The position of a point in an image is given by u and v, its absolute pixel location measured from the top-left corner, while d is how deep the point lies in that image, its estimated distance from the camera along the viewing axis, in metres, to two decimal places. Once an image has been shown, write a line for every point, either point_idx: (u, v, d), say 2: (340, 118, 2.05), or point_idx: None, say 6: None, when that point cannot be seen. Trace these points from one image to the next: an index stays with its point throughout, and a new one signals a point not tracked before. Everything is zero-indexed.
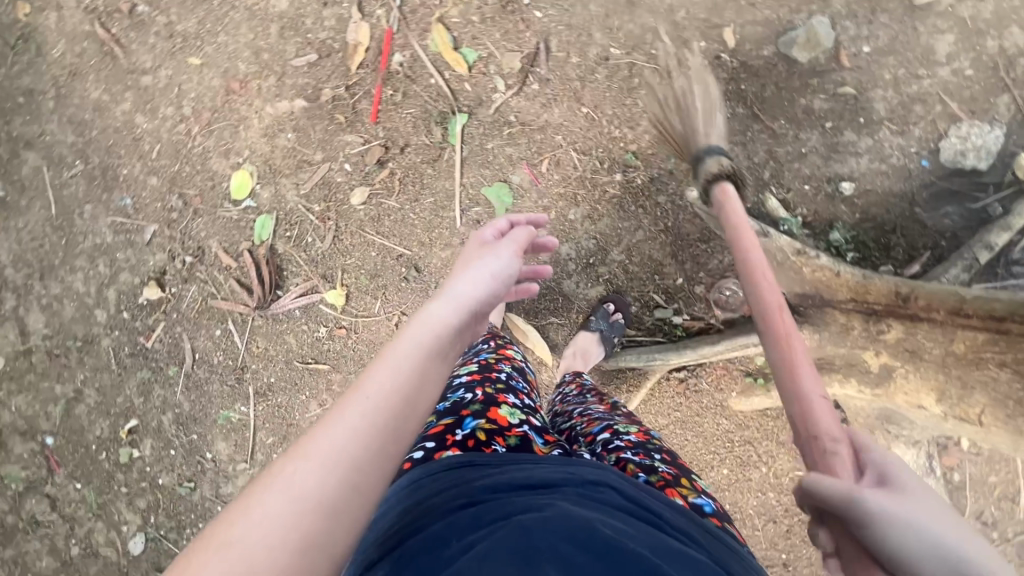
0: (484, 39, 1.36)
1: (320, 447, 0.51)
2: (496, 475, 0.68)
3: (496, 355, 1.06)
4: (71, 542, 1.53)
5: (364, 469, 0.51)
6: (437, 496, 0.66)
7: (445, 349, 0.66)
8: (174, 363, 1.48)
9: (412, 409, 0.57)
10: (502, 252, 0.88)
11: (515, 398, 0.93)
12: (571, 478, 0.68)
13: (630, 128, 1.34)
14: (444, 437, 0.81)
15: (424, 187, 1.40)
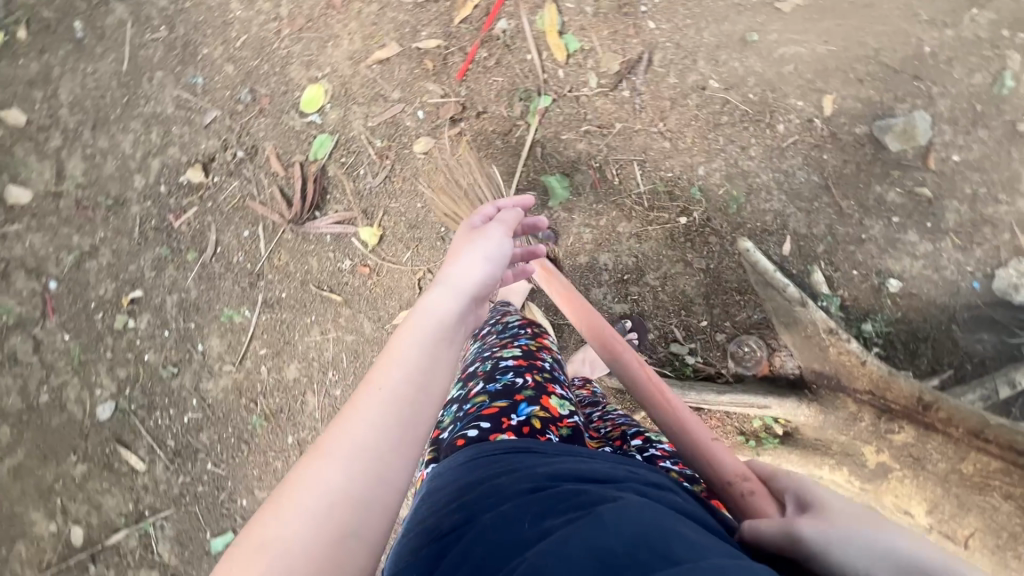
0: (592, 32, 1.35)
1: (340, 447, 0.60)
2: (557, 465, 0.72)
3: (537, 342, 1.08)
4: (42, 389, 1.53)
5: (383, 460, 0.60)
6: (499, 477, 0.70)
7: (446, 340, 0.75)
8: (194, 249, 1.47)
9: (420, 402, 0.66)
10: (493, 230, 0.95)
11: (562, 389, 0.97)
12: (634, 479, 0.71)
13: (705, 162, 1.33)
14: (500, 420, 0.84)
15: (487, 156, 1.39)
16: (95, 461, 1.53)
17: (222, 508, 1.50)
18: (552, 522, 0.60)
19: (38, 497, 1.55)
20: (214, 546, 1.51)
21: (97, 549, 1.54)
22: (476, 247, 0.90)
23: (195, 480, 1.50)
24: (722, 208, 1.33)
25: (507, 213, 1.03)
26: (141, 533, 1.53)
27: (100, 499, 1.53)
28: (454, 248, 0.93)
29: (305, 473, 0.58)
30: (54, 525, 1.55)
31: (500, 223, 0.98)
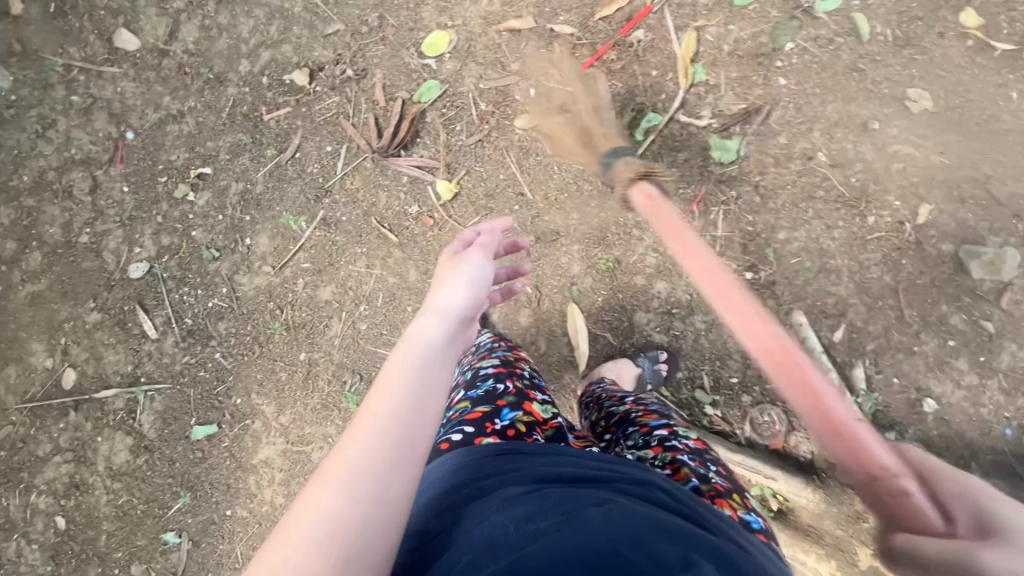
0: (723, 70, 1.34)
1: (339, 472, 0.59)
2: (547, 466, 0.73)
3: (516, 353, 1.11)
4: (85, 230, 1.54)
5: (386, 481, 0.60)
6: (489, 479, 0.71)
7: (437, 367, 0.74)
8: (274, 146, 1.47)
9: (417, 415, 0.67)
10: (473, 255, 0.93)
11: (542, 394, 0.98)
12: (625, 477, 0.72)
13: (788, 228, 1.33)
14: (484, 425, 0.86)
15: (582, 153, 1.39)
16: (110, 315, 1.53)
17: (216, 399, 1.50)
18: (536, 523, 0.61)
19: (44, 330, 1.56)
20: (195, 434, 1.51)
21: (83, 398, 1.55)
22: (457, 273, 0.90)
23: (199, 364, 1.50)
24: (789, 277, 1.33)
25: (488, 237, 1.01)
26: (130, 397, 1.53)
27: (102, 352, 1.54)
28: (436, 278, 0.90)
29: (309, 504, 0.57)
30: (51, 362, 1.56)
31: (479, 247, 0.96)
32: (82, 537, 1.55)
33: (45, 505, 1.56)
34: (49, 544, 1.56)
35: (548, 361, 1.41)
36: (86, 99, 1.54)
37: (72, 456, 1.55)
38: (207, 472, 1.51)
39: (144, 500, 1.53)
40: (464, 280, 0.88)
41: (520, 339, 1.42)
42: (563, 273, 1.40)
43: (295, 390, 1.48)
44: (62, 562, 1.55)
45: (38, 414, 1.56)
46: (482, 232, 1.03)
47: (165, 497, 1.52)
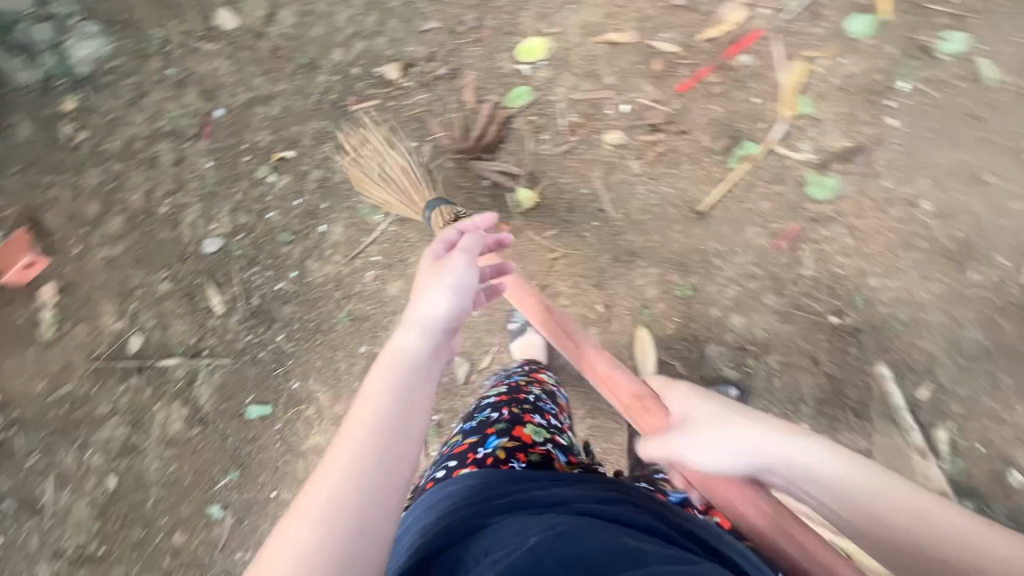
0: (829, 104, 1.29)
1: (317, 507, 0.59)
2: (513, 496, 0.79)
3: (529, 378, 1.18)
4: (166, 200, 1.57)
5: (365, 505, 0.61)
6: (464, 512, 0.78)
7: (419, 385, 0.72)
8: (359, 137, 1.48)
9: (397, 439, 0.66)
10: (456, 259, 0.88)
11: (538, 418, 1.04)
12: (589, 497, 0.79)
13: (880, 275, 1.27)
14: (466, 455, 0.95)
15: (670, 175, 1.35)
16: (180, 286, 1.56)
17: (274, 381, 1.52)
18: (495, 555, 0.67)
19: (117, 293, 1.59)
20: (249, 413, 1.53)
21: (146, 364, 1.58)
22: (439, 280, 0.84)
23: (261, 344, 1.52)
24: (876, 326, 1.27)
25: (470, 239, 0.94)
26: (191, 368, 1.56)
27: (169, 321, 1.57)
28: (415, 287, 0.85)
29: (287, 539, 0.58)
30: (119, 325, 1.59)
31: (463, 250, 0.90)
32: (130, 499, 1.58)
33: (98, 464, 1.60)
34: (98, 501, 1.60)
35: None
36: (181, 73, 1.57)
37: (129, 418, 1.59)
38: (258, 451, 1.53)
39: (193, 471, 1.56)
40: (443, 295, 0.83)
41: None
42: (636, 296, 1.37)
43: (353, 382, 1.49)
44: (109, 520, 1.59)
45: (102, 374, 1.60)
46: (464, 232, 0.97)
47: (213, 471, 1.55)
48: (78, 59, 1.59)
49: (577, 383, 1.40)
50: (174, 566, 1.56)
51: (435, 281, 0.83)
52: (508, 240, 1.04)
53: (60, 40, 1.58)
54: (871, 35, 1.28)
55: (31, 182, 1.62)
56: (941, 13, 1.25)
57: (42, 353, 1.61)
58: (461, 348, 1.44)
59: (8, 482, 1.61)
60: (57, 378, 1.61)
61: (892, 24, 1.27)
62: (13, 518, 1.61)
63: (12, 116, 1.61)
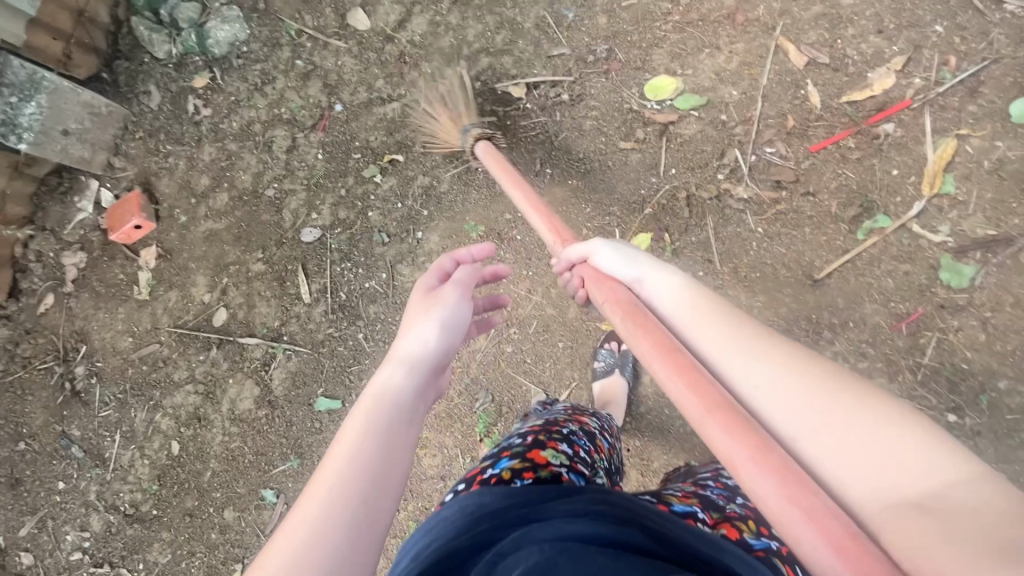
0: (977, 187, 1.21)
1: (288, 549, 0.55)
2: (505, 516, 0.65)
3: (568, 416, 1.04)
4: (273, 184, 1.62)
5: (341, 551, 0.55)
6: (450, 530, 0.64)
7: (403, 425, 0.68)
8: (470, 151, 1.49)
9: (374, 482, 0.61)
10: (449, 295, 0.82)
11: (566, 447, 0.90)
12: (571, 510, 0.64)
13: (1012, 378, 1.17)
14: (474, 477, 0.82)
15: (788, 235, 1.29)
16: (273, 269, 1.60)
17: (347, 377, 1.52)
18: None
19: (211, 266, 1.64)
20: (318, 404, 1.54)
21: (227, 339, 1.61)
22: (430, 313, 0.80)
23: (341, 339, 1.53)
24: (998, 432, 1.16)
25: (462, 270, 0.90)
26: (268, 350, 1.58)
27: (256, 301, 1.60)
28: (404, 321, 0.81)
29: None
30: (209, 297, 1.64)
31: (456, 281, 0.85)
32: (189, 468, 1.61)
33: (165, 427, 1.64)
34: (159, 464, 1.64)
35: (691, 441, 1.32)
36: (308, 65, 1.62)
37: (202, 389, 1.63)
38: (320, 444, 1.53)
39: (254, 452, 1.58)
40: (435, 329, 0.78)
41: (668, 408, 1.34)
42: None
43: None
44: (166, 484, 1.62)
45: (184, 341, 1.65)
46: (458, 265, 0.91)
47: (273, 455, 1.56)
48: (215, 40, 1.66)
49: (655, 433, 1.34)
50: (220, 542, 1.58)
51: (424, 315, 0.79)
52: (505, 271, 1.01)
53: (202, 21, 1.66)
54: None
55: (152, 149, 1.70)
56: None
57: (133, 312, 1.68)
58: (539, 377, 1.41)
59: (79, 430, 1.67)
60: (142, 339, 1.67)
61: None
62: (79, 465, 1.66)
63: (146, 85, 1.69)
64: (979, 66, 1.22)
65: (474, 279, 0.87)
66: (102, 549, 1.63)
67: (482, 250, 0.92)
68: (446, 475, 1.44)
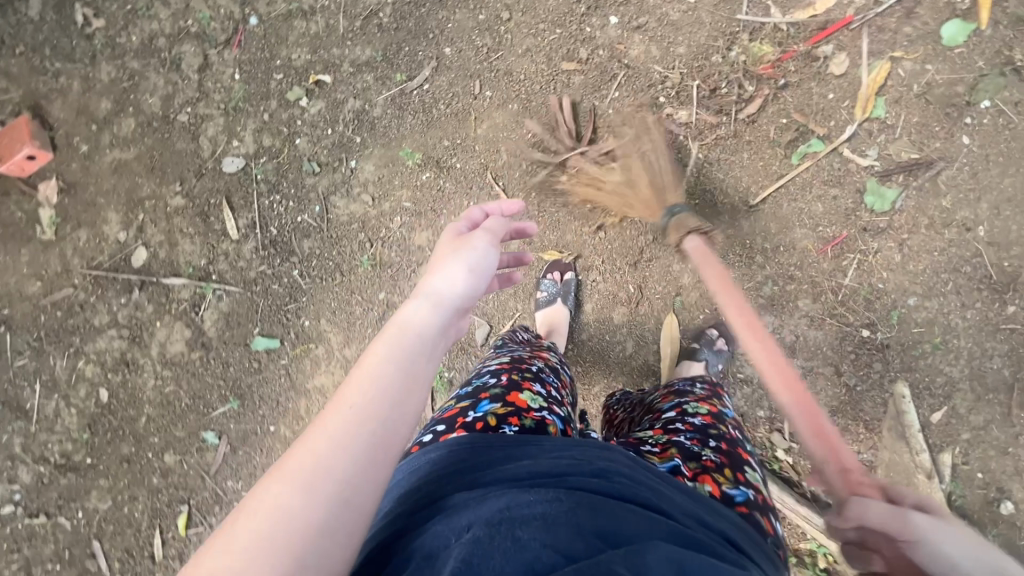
0: (905, 111, 1.23)
1: (296, 471, 0.51)
2: (506, 470, 0.65)
3: (532, 353, 1.05)
4: (186, 109, 1.46)
5: (352, 484, 0.51)
6: (442, 484, 0.65)
7: (426, 363, 0.61)
8: (403, 72, 1.38)
9: (394, 413, 0.55)
10: (478, 238, 0.74)
11: (540, 388, 0.91)
12: (578, 468, 0.64)
13: (920, 295, 1.25)
14: (455, 420, 0.81)
15: (727, 161, 1.29)
16: (194, 203, 1.48)
17: (284, 316, 1.46)
18: (476, 531, 0.56)
19: (124, 201, 1.50)
20: (255, 344, 1.48)
21: (150, 280, 1.51)
22: (460, 255, 0.72)
23: (275, 276, 1.46)
24: (905, 344, 1.26)
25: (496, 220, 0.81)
26: (197, 291, 1.49)
27: (178, 239, 1.49)
28: (432, 259, 0.72)
29: (260, 499, 0.49)
30: (124, 235, 1.51)
31: (489, 228, 0.76)
32: (122, 415, 1.55)
33: (90, 374, 1.55)
34: (88, 412, 1.56)
35: (630, 365, 1.36)
36: None
37: (127, 333, 1.53)
38: (260, 384, 1.49)
39: (191, 395, 1.52)
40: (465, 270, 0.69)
41: (608, 335, 1.37)
42: (671, 281, 1.33)
43: (367, 327, 1.44)
44: (98, 432, 1.55)
45: (101, 283, 1.52)
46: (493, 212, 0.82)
47: (211, 397, 1.51)
48: None
49: (597, 360, 1.38)
50: (162, 486, 1.54)
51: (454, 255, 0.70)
52: (530, 226, 0.87)
53: None
54: (963, 42, 1.20)
55: (37, 67, 1.49)
56: None
57: (39, 253, 1.53)
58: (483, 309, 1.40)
59: None
60: (52, 282, 1.53)
61: (987, 35, 1.20)
62: None
63: None
64: None
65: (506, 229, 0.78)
66: (35, 500, 1.57)
67: (513, 206, 0.84)
68: None
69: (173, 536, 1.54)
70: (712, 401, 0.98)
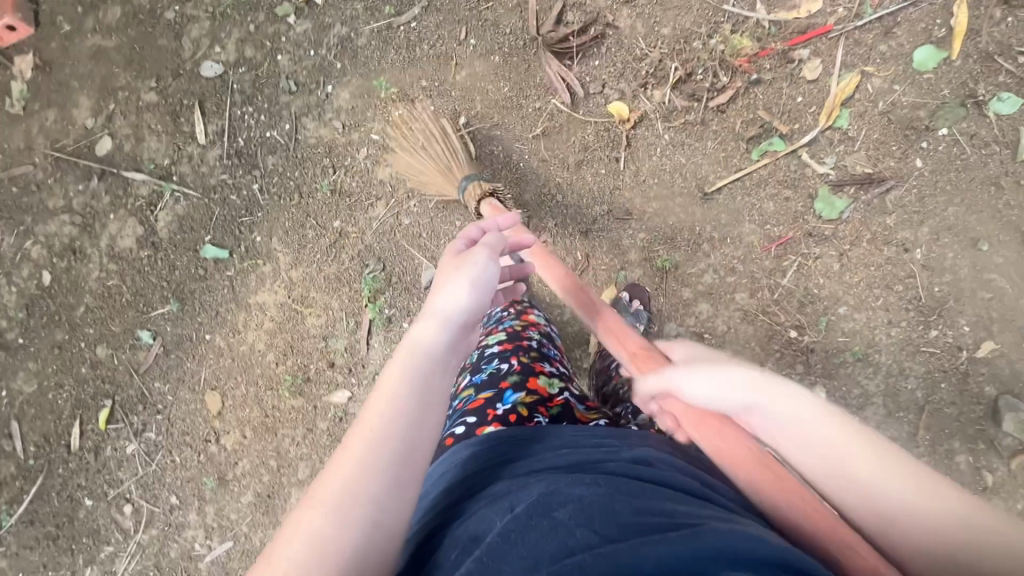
0: (867, 126, 1.26)
1: (329, 498, 0.62)
2: (544, 461, 0.72)
3: (523, 323, 1.11)
4: (174, 7, 1.46)
5: (381, 508, 0.62)
6: (487, 475, 0.73)
7: (433, 382, 0.73)
8: (393, 6, 1.39)
9: (408, 437, 0.67)
10: (478, 254, 0.85)
11: (549, 366, 1.00)
12: (615, 457, 0.71)
13: (851, 306, 1.28)
14: (486, 413, 0.88)
15: (691, 146, 1.32)
16: (166, 102, 1.47)
17: (237, 228, 1.46)
18: (517, 511, 0.62)
19: (97, 89, 1.49)
20: (204, 251, 1.48)
21: (111, 171, 1.50)
22: (462, 270, 0.84)
23: (235, 187, 1.46)
24: (829, 351, 1.29)
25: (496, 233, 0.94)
26: (157, 189, 1.49)
27: (145, 134, 1.49)
28: (438, 276, 0.85)
29: (300, 527, 0.60)
30: (92, 122, 1.50)
31: (485, 244, 0.88)
32: (61, 300, 1.54)
33: (36, 255, 1.54)
34: (28, 293, 1.55)
35: (566, 331, 1.39)
36: None
37: (79, 220, 1.52)
38: (202, 292, 1.49)
39: (132, 292, 1.52)
40: (468, 286, 0.81)
41: (550, 298, 1.39)
42: (618, 255, 1.35)
43: (316, 252, 1.45)
44: (34, 314, 1.55)
45: (61, 167, 1.52)
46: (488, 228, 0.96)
47: (152, 297, 1.51)
48: None
49: None
50: (89, 377, 1.54)
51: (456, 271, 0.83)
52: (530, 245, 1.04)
53: None
54: (933, 68, 1.24)
55: None
56: (1005, 69, 1.22)
57: (4, 126, 1.52)
58: (433, 253, 1.41)
59: None
60: (13, 157, 1.53)
61: (957, 65, 1.23)
62: None
63: None
64: (899, 7, 1.25)
65: (503, 241, 0.91)
66: None
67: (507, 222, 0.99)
68: (328, 335, 1.45)
69: (92, 429, 1.54)
70: None
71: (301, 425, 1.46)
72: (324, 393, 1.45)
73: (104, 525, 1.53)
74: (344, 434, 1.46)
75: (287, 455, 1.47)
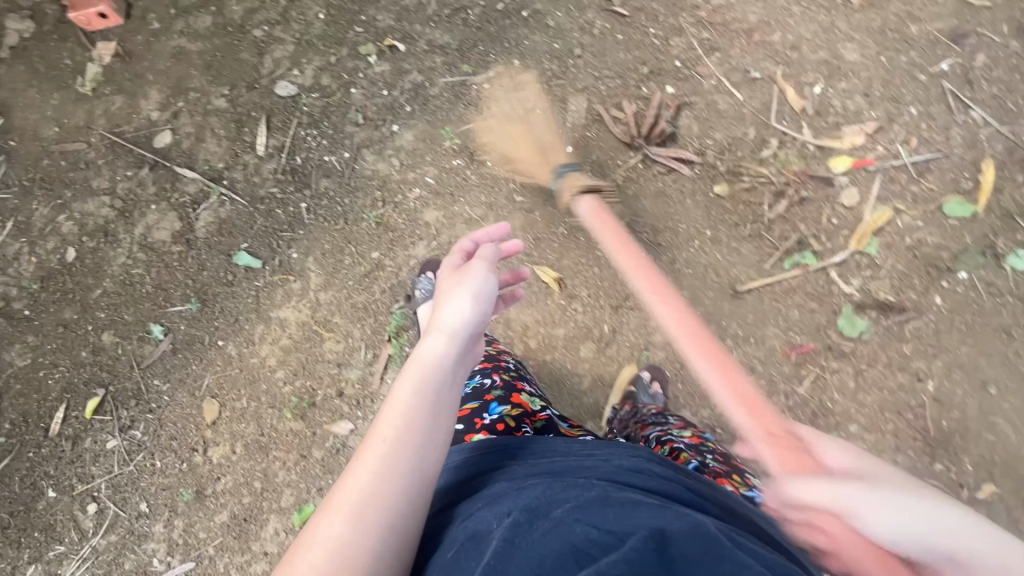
0: (894, 256, 1.34)
1: (347, 503, 0.64)
2: (539, 469, 0.75)
3: (495, 348, 1.26)
4: (263, 27, 1.54)
5: (396, 513, 0.65)
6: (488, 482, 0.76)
7: (442, 395, 0.73)
8: (471, 66, 1.48)
9: (419, 445, 0.69)
10: (476, 267, 0.82)
11: (528, 386, 1.11)
12: (606, 466, 0.73)
13: (861, 425, 1.31)
14: (473, 421, 0.97)
15: (729, 244, 1.38)
16: (235, 110, 1.52)
17: (276, 241, 1.48)
18: (515, 517, 0.65)
19: (171, 86, 1.54)
20: (237, 258, 1.48)
21: (163, 163, 1.53)
22: (461, 284, 0.81)
23: (282, 202, 1.49)
24: None
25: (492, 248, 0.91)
26: (204, 189, 1.51)
27: (206, 136, 1.53)
28: (439, 294, 0.82)
29: (320, 529, 0.63)
30: (157, 115, 1.54)
31: (481, 256, 0.85)
32: (79, 279, 1.51)
33: (66, 231, 1.53)
34: (47, 266, 1.52)
35: (581, 400, 1.39)
36: None
37: (118, 204, 1.53)
38: (226, 296, 1.48)
39: (155, 284, 1.50)
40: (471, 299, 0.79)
41: (570, 365, 1.40)
42: (643, 334, 1.38)
43: (349, 279, 1.46)
44: (48, 288, 1.51)
45: (115, 150, 1.54)
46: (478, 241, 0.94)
47: (174, 293, 1.50)
48: None
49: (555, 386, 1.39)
50: (88, 362, 1.49)
51: (456, 286, 0.80)
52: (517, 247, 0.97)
53: None
54: (960, 216, 1.33)
55: None
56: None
57: (69, 102, 1.55)
58: None
59: None
60: (70, 132, 1.55)
61: (981, 217, 1.33)
62: None
63: None
64: (932, 155, 1.36)
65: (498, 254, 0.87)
66: None
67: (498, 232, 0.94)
68: (343, 363, 1.43)
69: (76, 416, 1.47)
70: (687, 424, 1.11)
71: (296, 450, 1.42)
72: (327, 422, 1.42)
73: (61, 521, 1.44)
74: (337, 467, 1.41)
75: (274, 479, 1.42)
